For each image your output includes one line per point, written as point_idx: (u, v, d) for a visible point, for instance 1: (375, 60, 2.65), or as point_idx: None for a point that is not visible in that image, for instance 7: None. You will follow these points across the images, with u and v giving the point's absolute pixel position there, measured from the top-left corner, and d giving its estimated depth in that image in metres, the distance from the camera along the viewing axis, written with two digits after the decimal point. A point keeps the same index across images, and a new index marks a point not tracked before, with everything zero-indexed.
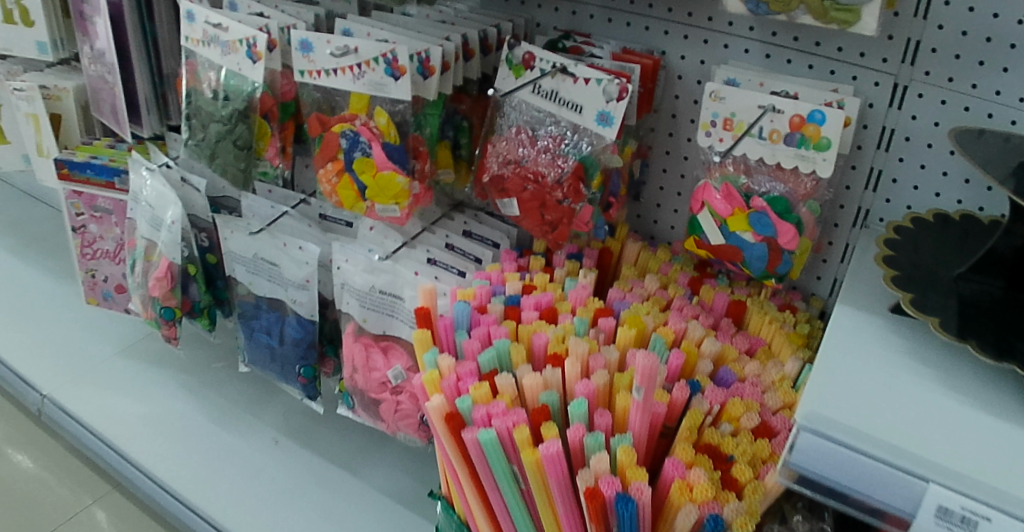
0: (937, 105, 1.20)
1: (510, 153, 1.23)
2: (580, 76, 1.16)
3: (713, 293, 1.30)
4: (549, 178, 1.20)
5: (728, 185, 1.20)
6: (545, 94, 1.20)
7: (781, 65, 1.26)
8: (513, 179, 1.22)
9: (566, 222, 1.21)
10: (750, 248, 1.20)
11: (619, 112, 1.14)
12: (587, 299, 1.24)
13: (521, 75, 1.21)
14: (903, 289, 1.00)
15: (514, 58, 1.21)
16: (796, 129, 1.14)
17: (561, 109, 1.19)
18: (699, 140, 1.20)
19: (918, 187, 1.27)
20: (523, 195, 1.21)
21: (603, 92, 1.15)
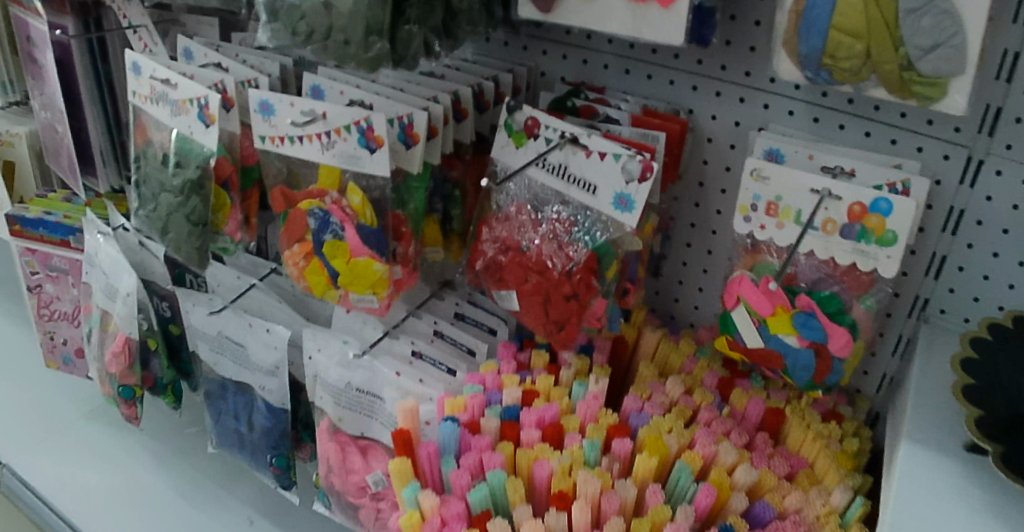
0: (1018, 184, 0.98)
1: (507, 236, 1.03)
2: (594, 149, 0.95)
3: (746, 399, 1.10)
4: (555, 269, 1.00)
5: (770, 278, 1.00)
6: (550, 169, 1.00)
7: (832, 131, 1.04)
8: (512, 268, 1.02)
9: (575, 321, 1.01)
10: (795, 354, 1.00)
11: (641, 194, 0.94)
12: (598, 412, 1.04)
13: (522, 143, 1.01)
14: (983, 440, 0.81)
15: (514, 124, 1.01)
16: (855, 219, 0.93)
17: (570, 187, 0.99)
18: (735, 226, 0.99)
19: (989, 275, 1.06)
20: (524, 289, 1.01)
21: (622, 170, 0.94)
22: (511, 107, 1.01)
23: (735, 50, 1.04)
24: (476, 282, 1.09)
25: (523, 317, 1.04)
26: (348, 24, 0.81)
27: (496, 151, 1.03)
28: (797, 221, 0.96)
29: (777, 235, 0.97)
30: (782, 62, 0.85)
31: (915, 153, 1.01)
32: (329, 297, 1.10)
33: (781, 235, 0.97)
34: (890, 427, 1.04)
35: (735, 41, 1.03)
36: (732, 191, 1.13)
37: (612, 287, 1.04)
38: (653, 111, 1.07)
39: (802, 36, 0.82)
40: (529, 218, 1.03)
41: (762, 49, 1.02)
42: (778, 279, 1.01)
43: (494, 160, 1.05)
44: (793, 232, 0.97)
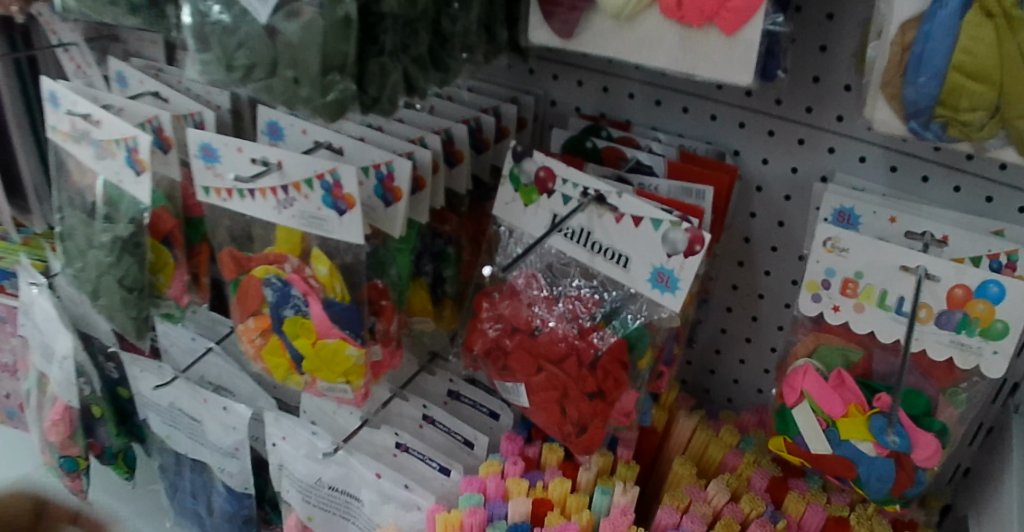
0: None
1: (514, 313, 0.83)
2: (626, 211, 0.74)
3: (803, 505, 0.88)
4: (574, 358, 0.79)
5: (842, 371, 0.79)
6: (567, 233, 0.79)
7: (913, 185, 0.80)
8: (517, 357, 0.81)
9: (599, 421, 0.80)
10: (873, 466, 0.78)
11: (687, 273, 0.73)
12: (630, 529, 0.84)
13: (531, 200, 0.80)
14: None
15: (523, 176, 0.80)
16: (955, 305, 0.69)
17: (593, 257, 0.78)
18: (800, 306, 0.76)
19: None
20: (534, 385, 0.80)
21: (664, 239, 0.73)
22: (519, 153, 0.80)
23: (794, 79, 0.82)
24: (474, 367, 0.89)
25: (532, 415, 0.83)
26: (300, 56, 0.60)
27: (499, 208, 0.83)
28: (880, 304, 0.72)
29: (853, 321, 0.74)
30: (877, 110, 0.62)
31: (1017, 215, 0.76)
32: (288, 381, 0.89)
33: (858, 321, 0.74)
34: None
35: (795, 68, 0.81)
36: (785, 249, 0.92)
37: (643, 377, 0.83)
38: (692, 155, 0.86)
39: (907, 76, 0.59)
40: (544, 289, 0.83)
41: (829, 80, 0.80)
42: (851, 370, 0.81)
43: (500, 217, 0.84)
44: (874, 318, 0.73)
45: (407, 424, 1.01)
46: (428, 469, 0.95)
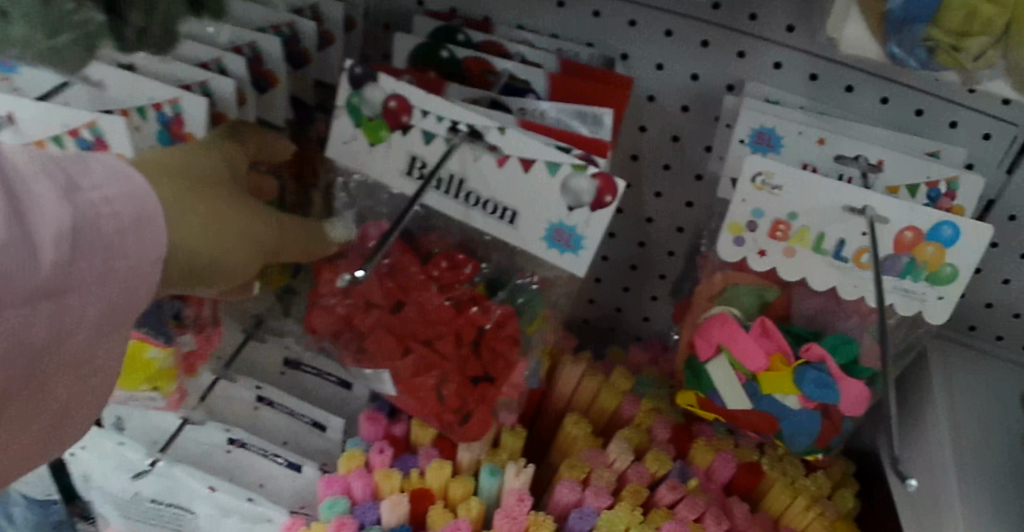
0: None
1: (373, 284, 0.66)
2: (511, 155, 0.59)
3: (711, 453, 0.80)
4: (451, 338, 0.64)
5: (764, 318, 0.68)
6: (435, 183, 0.62)
7: (834, 96, 0.66)
8: (377, 341, 0.65)
9: (487, 405, 0.66)
10: (794, 419, 0.69)
11: (592, 228, 0.59)
12: (529, 516, 0.72)
13: (381, 138, 0.61)
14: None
15: (365, 108, 0.61)
16: (902, 250, 0.59)
17: (470, 212, 0.62)
18: (719, 251, 0.64)
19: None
20: (406, 374, 0.65)
21: (563, 188, 0.58)
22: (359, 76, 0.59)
23: None
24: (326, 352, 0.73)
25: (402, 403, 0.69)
26: None
27: (336, 150, 0.63)
28: (816, 249, 0.61)
29: (781, 268, 0.63)
30: (847, 26, 0.52)
31: (945, 131, 0.65)
32: (145, 384, 0.71)
33: (788, 266, 0.63)
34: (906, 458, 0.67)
35: None
36: (679, 167, 0.77)
37: (534, 345, 0.70)
38: (578, 66, 0.68)
39: None
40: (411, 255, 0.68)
41: None
42: (768, 314, 0.70)
43: (338, 161, 0.64)
44: (806, 263, 0.62)
45: (240, 409, 0.82)
46: (274, 465, 0.78)
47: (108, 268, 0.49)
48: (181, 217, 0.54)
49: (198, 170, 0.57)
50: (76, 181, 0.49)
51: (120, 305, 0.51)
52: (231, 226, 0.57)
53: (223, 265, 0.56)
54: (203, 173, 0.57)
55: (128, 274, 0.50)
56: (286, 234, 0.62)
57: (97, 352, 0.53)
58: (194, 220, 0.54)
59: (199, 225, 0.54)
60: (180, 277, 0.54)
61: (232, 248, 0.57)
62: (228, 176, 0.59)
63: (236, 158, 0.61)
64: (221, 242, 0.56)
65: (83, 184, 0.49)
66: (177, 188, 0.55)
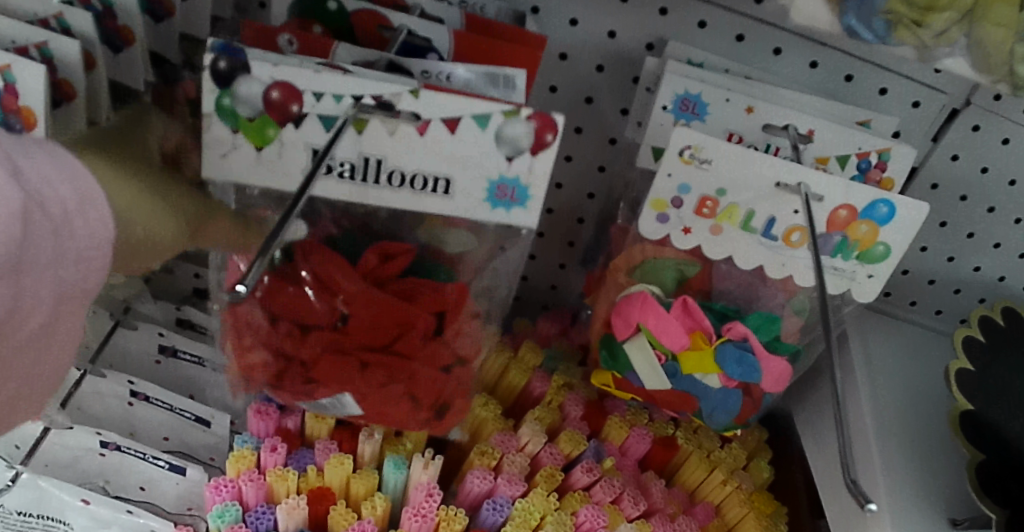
0: (1002, 186, 0.73)
1: (305, 306, 0.61)
2: (428, 121, 0.54)
3: (626, 430, 0.76)
4: (406, 339, 0.60)
5: (686, 296, 0.64)
6: (341, 171, 0.56)
7: (762, 59, 0.66)
8: (324, 369, 0.60)
9: (448, 393, 0.63)
10: (714, 398, 0.68)
11: (536, 178, 0.55)
12: (439, 513, 0.66)
13: (267, 138, 0.54)
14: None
15: (241, 109, 0.53)
16: (836, 228, 0.58)
17: (399, 194, 0.57)
18: (641, 227, 0.61)
19: (954, 257, 0.79)
20: (365, 391, 0.60)
21: (498, 139, 0.54)
22: (225, 72, 0.52)
23: None
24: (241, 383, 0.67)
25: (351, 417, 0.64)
26: None
27: (213, 167, 0.56)
28: (743, 226, 0.59)
29: (707, 245, 0.60)
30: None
31: (875, 98, 0.67)
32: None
33: (714, 245, 0.61)
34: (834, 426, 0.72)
35: None
36: (592, 131, 0.72)
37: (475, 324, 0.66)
38: (483, 23, 0.61)
39: None
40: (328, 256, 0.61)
41: None
42: (687, 290, 0.66)
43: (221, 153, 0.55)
44: (732, 241, 0.60)
45: (110, 405, 0.74)
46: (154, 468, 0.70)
47: (61, 249, 0.44)
48: (116, 187, 0.50)
49: (111, 151, 0.53)
50: (17, 162, 0.44)
51: (77, 288, 0.46)
52: (157, 199, 0.53)
53: (157, 238, 0.53)
54: (115, 151, 0.53)
55: (92, 253, 0.46)
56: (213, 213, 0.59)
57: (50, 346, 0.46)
58: (129, 194, 0.50)
59: (130, 196, 0.51)
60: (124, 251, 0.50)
61: (165, 218, 0.53)
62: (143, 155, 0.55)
63: (145, 143, 0.57)
64: (155, 215, 0.52)
65: (26, 166, 0.44)
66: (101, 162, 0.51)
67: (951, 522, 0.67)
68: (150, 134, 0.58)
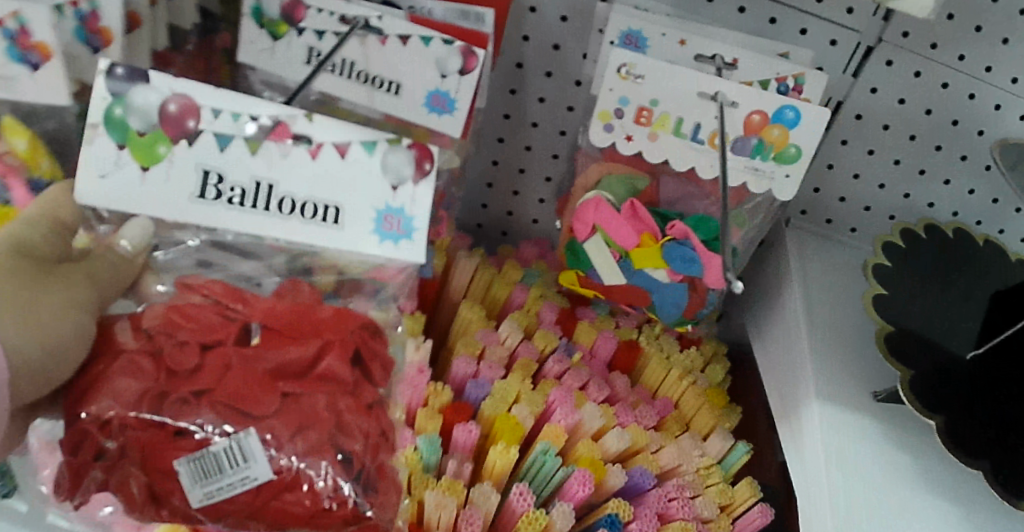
0: (919, 115, 0.85)
1: (207, 328, 0.60)
2: (316, 142, 0.61)
3: (595, 333, 0.89)
4: (312, 364, 0.60)
5: (633, 201, 0.77)
6: (231, 195, 0.60)
7: (696, 5, 0.79)
8: (227, 387, 0.57)
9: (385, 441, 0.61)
10: (662, 290, 0.80)
11: (416, 205, 0.62)
12: (428, 388, 0.78)
13: (154, 155, 0.59)
14: (925, 417, 0.68)
15: (132, 120, 0.59)
16: (752, 132, 0.71)
17: (285, 221, 0.61)
18: (591, 137, 0.74)
19: (885, 184, 0.91)
20: (284, 437, 0.56)
21: (384, 167, 0.62)
22: (122, 85, 0.58)
23: None
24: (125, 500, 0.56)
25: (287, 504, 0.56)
26: None
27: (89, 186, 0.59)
28: (675, 132, 0.72)
29: (647, 150, 0.73)
30: None
31: (797, 37, 0.80)
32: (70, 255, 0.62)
33: (652, 150, 0.73)
34: (774, 339, 0.86)
35: None
36: (559, 74, 0.86)
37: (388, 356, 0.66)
38: None
39: None
40: (222, 292, 0.63)
41: None
42: (637, 198, 0.78)
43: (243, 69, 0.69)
44: (668, 146, 0.73)
45: None
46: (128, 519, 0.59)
47: None
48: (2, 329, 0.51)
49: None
50: None
51: None
52: (55, 304, 0.55)
53: (66, 342, 0.55)
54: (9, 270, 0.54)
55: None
56: (101, 283, 0.60)
57: None
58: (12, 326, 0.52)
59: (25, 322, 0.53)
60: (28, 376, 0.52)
61: (64, 316, 0.55)
62: (26, 258, 0.56)
63: (40, 241, 0.58)
64: (52, 323, 0.54)
65: None
66: None
67: (873, 395, 0.76)
68: (48, 226, 0.59)
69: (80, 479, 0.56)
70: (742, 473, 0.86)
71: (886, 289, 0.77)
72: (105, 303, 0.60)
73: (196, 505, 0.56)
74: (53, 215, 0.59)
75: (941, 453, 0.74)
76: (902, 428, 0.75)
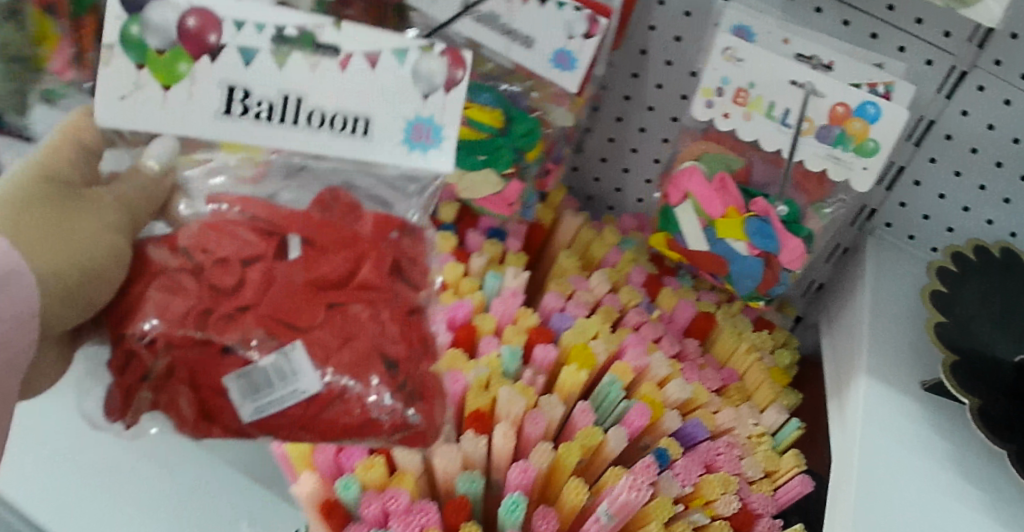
0: (1007, 143, 0.89)
1: (239, 245, 0.66)
2: (344, 54, 0.64)
3: (675, 300, 0.98)
4: (349, 276, 0.68)
5: (723, 175, 0.86)
6: (259, 109, 0.63)
7: (806, 14, 0.89)
8: (271, 305, 0.64)
9: (409, 361, 0.71)
10: (740, 261, 0.89)
11: (444, 116, 0.67)
12: (518, 311, 0.90)
13: (174, 73, 0.61)
14: (960, 394, 0.74)
15: (150, 39, 0.60)
16: (835, 122, 0.80)
17: (315, 134, 0.64)
18: (694, 111, 0.85)
19: (970, 208, 0.95)
20: (332, 348, 0.65)
21: (415, 76, 0.65)
22: (138, 2, 0.60)
23: None
24: (175, 413, 0.66)
25: (335, 416, 0.66)
26: None
27: (110, 108, 0.61)
28: (766, 115, 0.82)
29: (741, 128, 0.84)
30: None
31: (895, 53, 0.87)
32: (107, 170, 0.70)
33: (745, 128, 0.84)
34: (840, 329, 0.94)
35: None
36: (678, 64, 0.97)
37: (422, 259, 0.77)
38: None
39: None
40: (265, 210, 0.70)
41: None
42: (730, 174, 0.88)
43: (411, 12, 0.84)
44: (759, 126, 0.83)
45: None
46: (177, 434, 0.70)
47: None
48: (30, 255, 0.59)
49: (30, 203, 0.62)
50: None
51: None
52: (89, 224, 0.63)
53: (96, 257, 0.62)
54: (39, 197, 0.62)
55: (19, 317, 0.58)
56: (132, 204, 0.67)
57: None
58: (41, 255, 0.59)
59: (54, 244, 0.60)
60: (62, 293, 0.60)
61: (96, 237, 0.63)
62: (59, 186, 0.64)
63: (67, 166, 0.65)
64: (81, 244, 0.61)
65: None
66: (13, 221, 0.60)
67: (921, 383, 0.82)
68: (76, 150, 0.66)
69: (131, 397, 0.66)
70: (792, 447, 0.91)
71: (945, 287, 0.83)
72: (138, 219, 0.68)
73: (249, 418, 0.65)
74: (80, 140, 0.66)
75: (976, 446, 0.78)
76: (942, 417, 0.80)
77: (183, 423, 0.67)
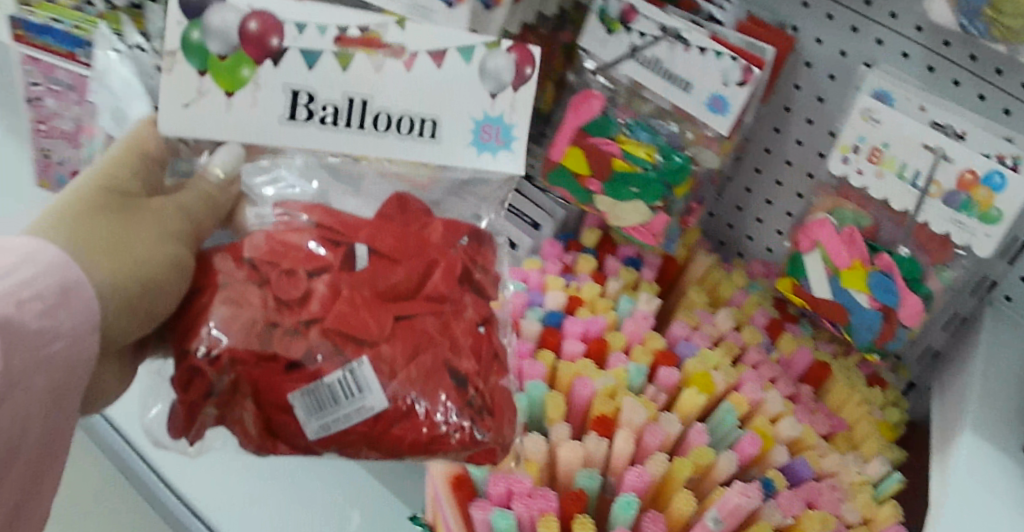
0: None
1: (288, 248, 0.70)
2: (405, 57, 0.71)
3: (795, 345, 1.03)
4: (422, 286, 0.72)
5: (853, 229, 0.93)
6: (325, 112, 0.70)
7: (944, 87, 0.92)
8: (339, 308, 0.68)
9: (480, 370, 0.73)
10: (860, 313, 0.93)
11: (512, 112, 0.73)
12: (646, 334, 0.97)
13: (236, 76, 0.69)
14: None
15: (211, 46, 0.68)
16: (963, 188, 0.84)
17: (382, 137, 0.71)
18: (830, 166, 0.93)
19: None
20: (399, 362, 0.68)
21: (483, 72, 0.72)
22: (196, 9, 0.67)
23: None
24: (240, 430, 0.70)
25: (402, 431, 0.68)
26: None
27: (173, 116, 0.69)
28: (899, 175, 0.88)
29: (874, 186, 0.90)
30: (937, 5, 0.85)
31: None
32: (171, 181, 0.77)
33: (877, 187, 0.90)
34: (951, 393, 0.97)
35: None
36: (818, 123, 1.03)
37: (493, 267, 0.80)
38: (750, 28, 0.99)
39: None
40: (328, 217, 0.74)
41: None
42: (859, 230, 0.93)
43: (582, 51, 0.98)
44: (892, 185, 0.89)
45: None
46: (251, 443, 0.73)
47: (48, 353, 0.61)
48: (95, 265, 0.66)
49: (96, 215, 0.68)
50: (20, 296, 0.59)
51: (71, 372, 0.63)
52: (146, 235, 0.69)
53: (153, 263, 0.68)
54: (100, 208, 0.69)
55: (85, 323, 0.63)
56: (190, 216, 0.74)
57: (60, 429, 0.65)
58: (100, 264, 0.66)
59: (114, 254, 0.67)
60: (119, 299, 0.66)
61: (154, 248, 0.69)
62: (119, 198, 0.70)
63: (129, 178, 0.72)
64: (140, 255, 0.68)
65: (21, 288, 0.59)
66: (77, 228, 0.67)
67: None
68: (137, 163, 0.72)
69: (194, 413, 0.70)
70: (893, 500, 0.92)
71: None
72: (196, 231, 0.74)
73: (315, 434, 0.68)
74: (142, 151, 0.73)
75: None
76: None
77: (248, 439, 0.71)
